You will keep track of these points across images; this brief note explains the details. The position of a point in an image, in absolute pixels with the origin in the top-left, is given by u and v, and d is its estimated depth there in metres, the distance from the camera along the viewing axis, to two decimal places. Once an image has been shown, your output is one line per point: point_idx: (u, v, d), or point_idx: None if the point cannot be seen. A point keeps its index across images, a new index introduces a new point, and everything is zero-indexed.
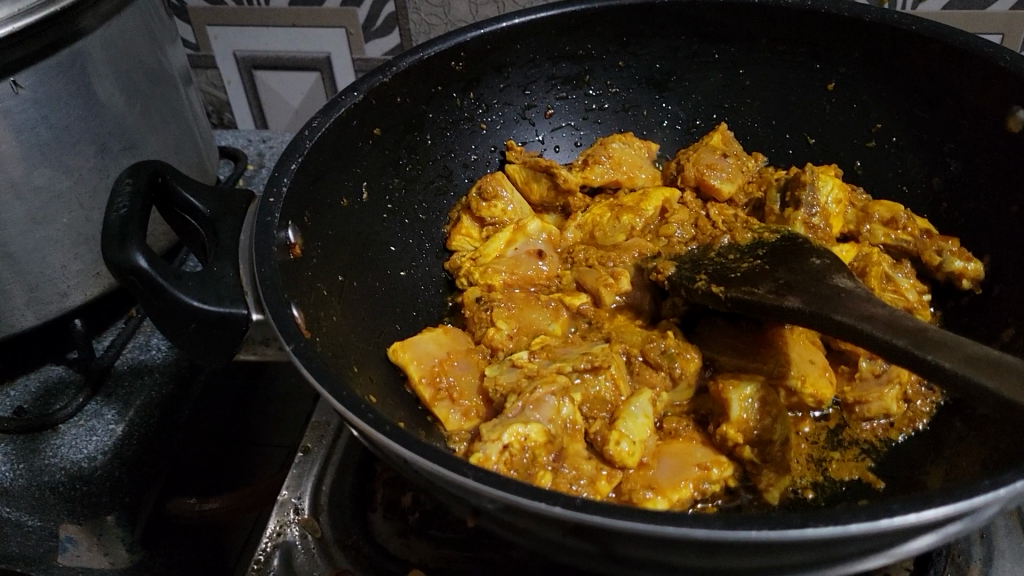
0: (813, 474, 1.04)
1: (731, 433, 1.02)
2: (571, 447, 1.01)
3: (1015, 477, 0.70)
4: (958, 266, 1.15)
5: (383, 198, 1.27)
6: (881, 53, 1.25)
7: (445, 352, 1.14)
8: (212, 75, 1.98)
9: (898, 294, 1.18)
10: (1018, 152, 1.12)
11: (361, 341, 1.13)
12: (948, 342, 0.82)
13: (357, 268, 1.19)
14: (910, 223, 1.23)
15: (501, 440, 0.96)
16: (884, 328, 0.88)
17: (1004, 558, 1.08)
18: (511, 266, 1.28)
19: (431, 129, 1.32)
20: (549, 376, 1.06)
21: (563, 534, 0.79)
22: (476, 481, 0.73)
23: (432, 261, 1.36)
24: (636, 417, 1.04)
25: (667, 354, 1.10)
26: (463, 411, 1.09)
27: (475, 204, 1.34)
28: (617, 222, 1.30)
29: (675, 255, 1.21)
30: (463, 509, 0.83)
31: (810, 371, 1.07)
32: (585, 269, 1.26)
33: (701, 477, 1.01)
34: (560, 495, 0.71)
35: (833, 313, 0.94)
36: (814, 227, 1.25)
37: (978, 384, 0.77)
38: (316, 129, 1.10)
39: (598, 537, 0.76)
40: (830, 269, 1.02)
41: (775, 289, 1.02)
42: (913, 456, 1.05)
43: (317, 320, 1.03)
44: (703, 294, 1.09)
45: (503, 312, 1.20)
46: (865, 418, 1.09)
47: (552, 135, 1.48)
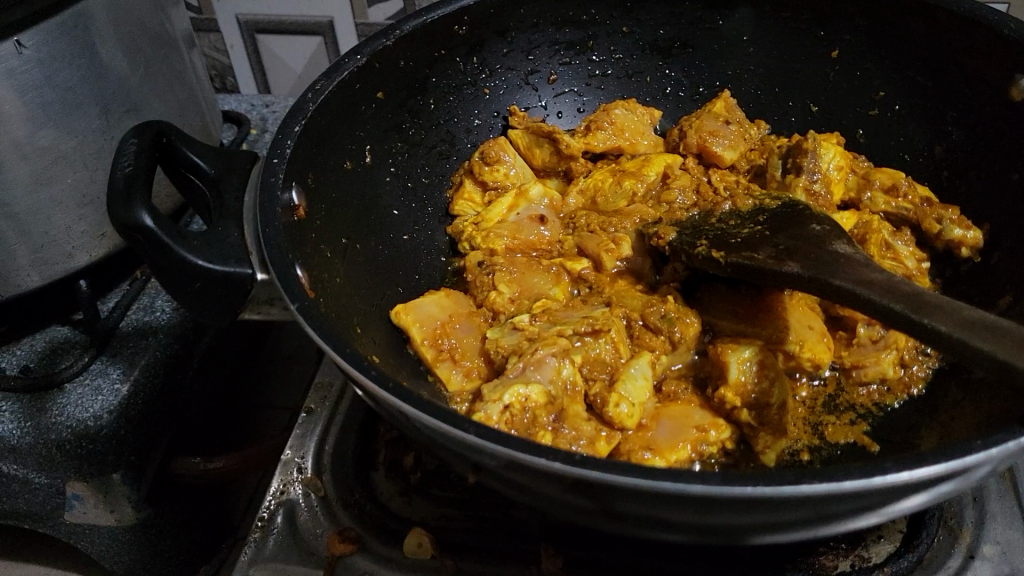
0: (809, 438, 1.05)
1: (729, 396, 1.04)
2: (572, 408, 1.02)
3: (1007, 437, 0.71)
4: (957, 234, 1.16)
5: (386, 162, 1.28)
6: (886, 21, 1.25)
7: (447, 315, 1.15)
8: (214, 39, 1.97)
9: (897, 261, 1.19)
10: (1020, 120, 1.13)
11: (364, 303, 1.14)
12: (945, 306, 0.83)
13: (360, 231, 1.20)
14: (910, 191, 1.23)
15: (502, 400, 0.98)
16: (881, 292, 0.89)
17: (996, 521, 1.10)
18: (512, 231, 1.29)
19: (434, 94, 1.33)
20: (550, 338, 1.07)
21: (562, 490, 0.80)
22: (477, 437, 0.74)
23: (434, 225, 1.36)
24: (635, 379, 1.05)
25: (667, 319, 1.12)
26: (465, 372, 1.11)
27: (477, 168, 1.34)
28: (619, 187, 1.31)
29: (677, 221, 1.22)
30: (464, 466, 0.85)
31: (808, 336, 1.08)
32: (587, 235, 1.26)
33: (699, 439, 1.02)
34: (559, 451, 0.73)
35: (832, 278, 0.95)
36: (816, 195, 1.25)
37: (972, 346, 0.78)
38: (320, 91, 1.10)
39: (597, 493, 0.78)
40: (829, 235, 1.03)
41: (775, 254, 1.03)
42: (908, 420, 1.07)
43: (320, 282, 1.04)
44: (703, 259, 1.10)
45: (505, 277, 1.21)
46: (862, 382, 1.11)
47: (555, 101, 1.48)
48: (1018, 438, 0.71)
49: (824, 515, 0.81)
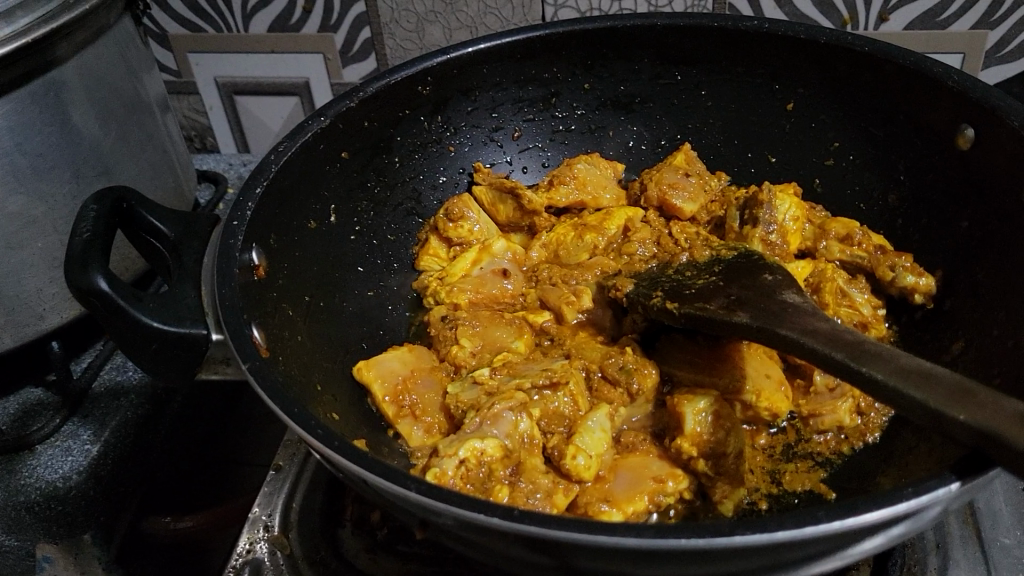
0: (767, 486, 1.06)
1: (685, 446, 1.05)
2: (529, 461, 1.03)
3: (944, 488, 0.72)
4: (911, 281, 1.18)
5: (351, 220, 1.30)
6: (837, 74, 1.28)
7: (409, 370, 1.16)
8: (194, 101, 2.01)
9: (853, 308, 1.20)
10: (968, 168, 1.15)
11: (326, 360, 1.16)
12: (884, 355, 0.85)
13: (324, 289, 1.22)
14: (865, 239, 1.25)
15: (457, 455, 0.99)
16: (825, 341, 0.91)
17: (958, 567, 1.09)
18: (476, 285, 1.31)
19: (399, 152, 1.35)
20: (508, 393, 1.08)
21: (518, 547, 0.81)
22: (418, 494, 0.75)
23: (401, 281, 1.38)
24: (593, 431, 1.07)
25: (624, 370, 1.13)
26: (426, 428, 1.12)
27: (441, 224, 1.36)
28: (580, 240, 1.33)
29: (636, 273, 1.23)
30: (413, 522, 0.85)
31: (766, 386, 1.09)
32: (549, 288, 1.28)
33: (656, 490, 1.03)
34: (498, 506, 0.73)
35: (778, 327, 0.97)
36: (772, 245, 1.26)
37: (906, 394, 0.80)
38: (282, 153, 1.13)
39: (555, 550, 0.78)
40: (780, 285, 1.05)
41: (726, 305, 1.05)
42: (866, 467, 1.07)
43: (280, 339, 1.06)
44: (658, 310, 1.11)
45: (467, 331, 1.22)
46: (819, 430, 1.11)
47: (519, 156, 1.51)
48: (947, 485, 0.71)
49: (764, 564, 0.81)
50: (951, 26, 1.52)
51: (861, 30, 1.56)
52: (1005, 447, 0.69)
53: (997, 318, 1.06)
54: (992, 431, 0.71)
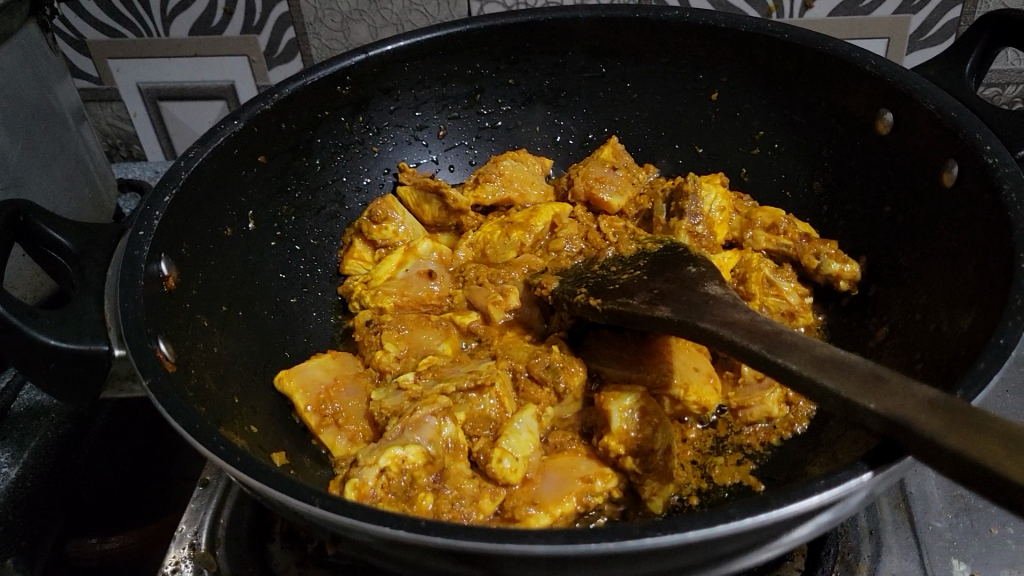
0: (697, 481, 1.05)
1: (612, 445, 1.03)
2: (454, 466, 1.01)
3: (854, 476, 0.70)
4: (835, 269, 1.17)
5: (271, 225, 1.27)
6: (758, 64, 1.27)
7: (332, 378, 1.13)
8: (116, 108, 1.93)
9: (780, 298, 1.19)
10: (888, 153, 1.15)
11: (244, 370, 1.12)
12: (800, 345, 0.84)
13: (242, 298, 1.18)
14: (791, 228, 1.24)
15: (377, 464, 0.96)
16: (744, 333, 0.90)
17: (891, 554, 1.09)
18: (401, 288, 1.27)
19: (319, 154, 1.32)
20: (431, 397, 1.06)
21: (446, 562, 0.76)
22: (322, 508, 0.72)
23: (325, 286, 1.35)
24: (519, 433, 1.04)
25: (551, 369, 1.10)
26: (349, 436, 1.09)
27: (365, 227, 1.33)
28: (507, 238, 1.31)
29: (562, 270, 1.21)
30: (325, 535, 0.83)
31: (693, 379, 1.08)
32: (476, 288, 1.25)
33: (585, 490, 1.01)
34: (405, 517, 0.71)
35: (699, 321, 0.95)
36: (699, 237, 1.25)
37: (820, 384, 0.78)
38: (192, 159, 1.09)
39: (483, 562, 0.73)
40: (703, 277, 1.04)
41: (649, 299, 1.03)
42: (795, 457, 1.07)
43: (193, 352, 1.03)
44: (582, 307, 1.10)
45: (392, 334, 1.19)
46: (748, 422, 1.10)
47: (445, 155, 1.49)
48: (858, 476, 0.70)
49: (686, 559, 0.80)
50: (873, 12, 1.52)
51: (785, 18, 1.56)
52: (916, 434, 0.69)
53: (919, 302, 1.06)
54: (903, 418, 0.70)
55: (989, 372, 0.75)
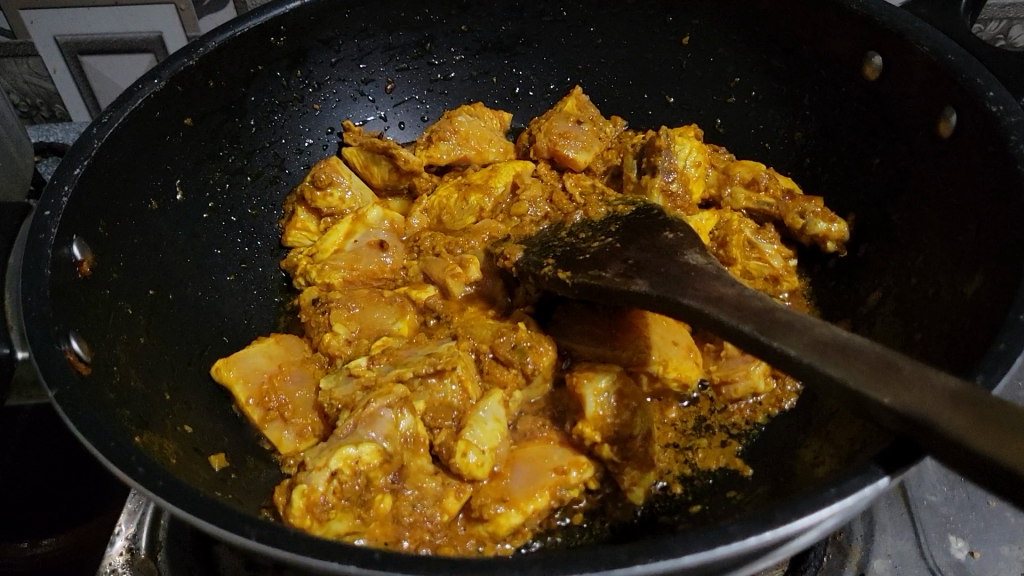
0: (679, 468, 0.97)
1: (587, 432, 0.94)
2: (414, 463, 0.92)
3: (865, 484, 0.62)
4: (822, 228, 1.08)
5: (203, 195, 1.14)
6: (733, 4, 1.16)
7: (275, 366, 1.03)
8: (34, 63, 1.74)
9: (762, 260, 1.10)
10: (878, 100, 1.05)
11: (176, 362, 1.01)
12: (797, 325, 0.74)
13: (172, 279, 1.06)
14: (772, 183, 1.14)
15: (328, 467, 0.86)
16: (731, 311, 0.80)
17: (885, 532, 1.02)
18: (350, 262, 1.16)
19: (254, 113, 1.19)
20: (385, 387, 0.95)
21: None
22: (259, 542, 0.62)
23: (267, 260, 1.23)
24: (484, 422, 0.95)
25: (518, 349, 1.00)
26: (297, 431, 0.99)
27: (309, 194, 1.21)
28: (465, 203, 1.19)
29: (526, 237, 1.10)
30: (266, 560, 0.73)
31: (673, 354, 0.98)
32: (431, 259, 1.14)
33: (559, 483, 0.92)
34: (356, 550, 0.61)
35: (681, 297, 0.85)
36: (673, 196, 1.15)
37: (822, 372, 0.69)
38: (107, 125, 0.96)
39: None
40: (682, 243, 0.94)
41: (623, 272, 0.93)
42: (784, 436, 0.98)
43: (114, 346, 0.91)
44: (550, 281, 0.99)
45: (341, 314, 1.08)
46: (733, 399, 1.02)
47: (395, 111, 1.37)
48: (872, 483, 0.62)
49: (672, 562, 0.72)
50: None
51: None
52: (939, 434, 0.60)
53: (915, 265, 0.98)
54: (922, 416, 0.61)
55: (1011, 354, 0.66)
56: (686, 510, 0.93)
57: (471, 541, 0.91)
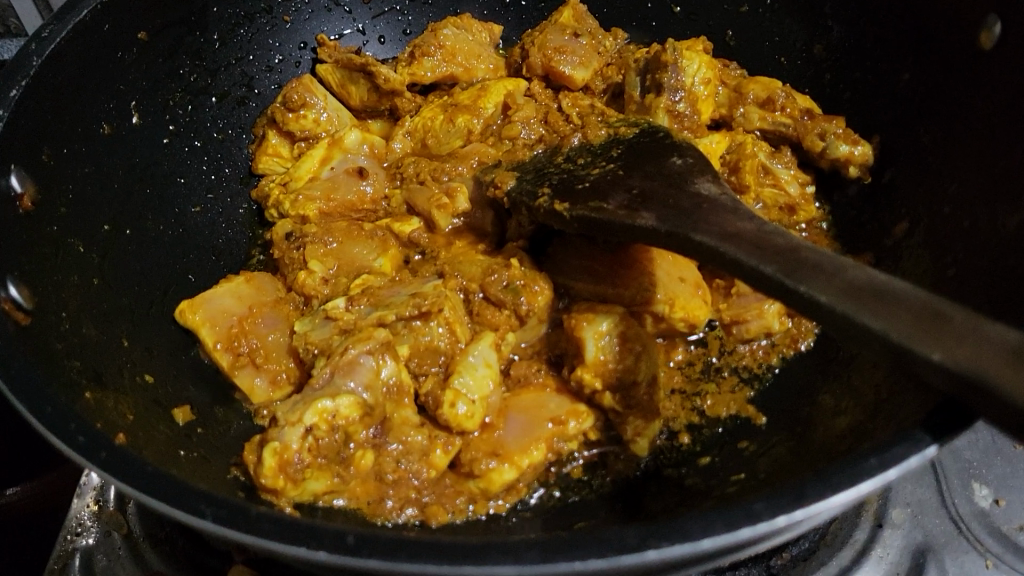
0: (686, 415, 0.90)
1: (586, 379, 0.86)
2: (398, 415, 0.83)
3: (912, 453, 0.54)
4: (845, 152, 0.98)
5: (163, 118, 1.03)
6: None
7: (246, 308, 0.94)
8: None
9: (778, 188, 1.02)
10: (910, 8, 0.94)
11: (136, 304, 0.92)
12: (827, 267, 0.65)
13: (129, 212, 0.96)
14: (789, 102, 1.05)
15: (302, 423, 0.79)
16: (751, 249, 0.71)
17: (904, 479, 0.95)
18: (326, 190, 1.06)
19: (217, 26, 1.07)
20: (365, 331, 0.86)
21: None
22: (215, 525, 0.54)
23: (236, 189, 1.13)
24: (475, 369, 0.87)
25: (510, 289, 0.92)
26: (270, 379, 0.90)
27: (279, 116, 1.11)
28: (451, 125, 1.08)
29: (519, 163, 1.00)
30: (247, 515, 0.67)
31: (679, 292, 0.90)
32: (415, 187, 1.04)
33: (555, 435, 0.85)
34: (327, 533, 0.54)
35: (692, 232, 0.76)
36: (681, 116, 1.05)
37: (858, 323, 0.60)
38: (47, 40, 0.85)
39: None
40: (692, 170, 0.85)
41: (627, 204, 0.84)
42: (800, 380, 0.90)
43: (63, 289, 0.82)
44: (545, 213, 0.90)
45: (317, 250, 0.99)
46: (744, 339, 0.94)
47: (374, 23, 1.25)
48: (918, 453, 0.54)
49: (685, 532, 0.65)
50: None
51: None
52: (1000, 398, 0.52)
53: (948, 192, 0.88)
54: (978, 377, 0.53)
55: None
56: (694, 463, 0.85)
57: (461, 498, 0.82)
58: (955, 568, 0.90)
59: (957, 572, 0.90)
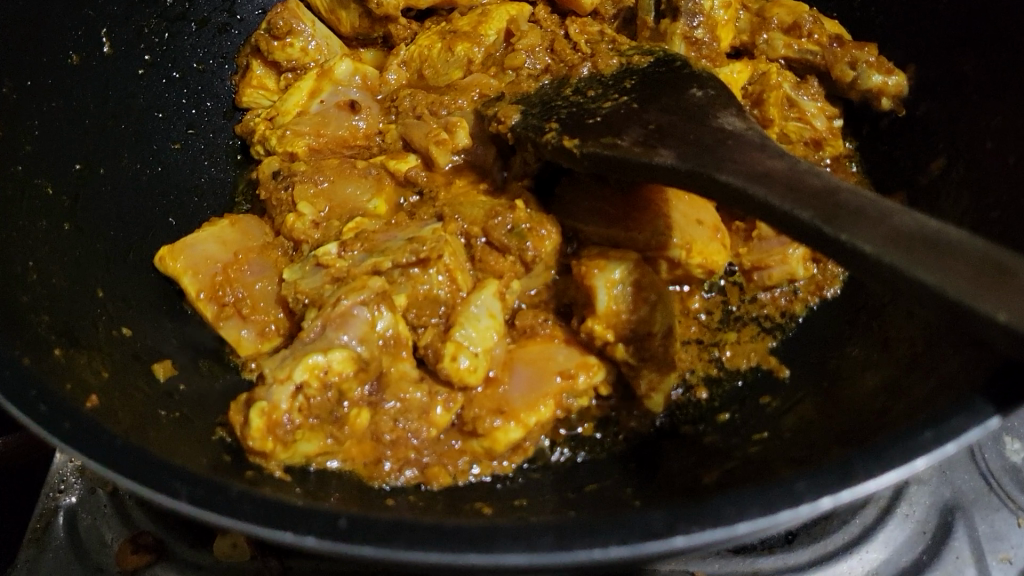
0: (704, 367, 0.84)
1: (598, 330, 0.80)
2: (395, 369, 0.77)
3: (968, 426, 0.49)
4: (878, 82, 0.92)
5: (137, 46, 0.95)
6: None
7: (232, 254, 0.88)
8: None
9: (803, 122, 0.94)
10: None
11: (112, 250, 0.85)
12: (871, 213, 0.58)
13: (103, 150, 0.89)
14: (817, 28, 0.97)
15: (292, 381, 0.73)
16: (782, 190, 0.64)
17: None
18: (315, 125, 0.99)
19: None
20: (359, 280, 0.80)
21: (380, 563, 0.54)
22: (191, 507, 0.49)
23: (220, 124, 1.05)
24: (477, 320, 0.80)
25: (515, 233, 0.85)
26: (258, 330, 0.85)
27: (264, 44, 1.03)
28: (451, 54, 1.00)
29: (523, 95, 0.92)
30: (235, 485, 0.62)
31: (698, 235, 0.83)
32: (412, 121, 0.96)
33: (565, 390, 0.80)
34: (316, 516, 0.48)
35: (716, 172, 0.69)
36: (698, 45, 0.96)
37: (909, 277, 0.53)
38: None
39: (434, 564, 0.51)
40: (714, 103, 0.77)
41: (643, 140, 0.76)
42: (826, 330, 0.84)
43: (30, 236, 0.75)
44: (553, 150, 0.82)
45: (307, 190, 0.92)
46: (765, 286, 0.88)
47: None
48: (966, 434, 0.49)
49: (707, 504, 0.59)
50: None
51: None
52: None
53: (991, 126, 0.80)
54: None
55: None
56: (713, 420, 0.80)
57: (463, 458, 0.77)
58: (986, 527, 0.84)
59: (989, 531, 0.84)
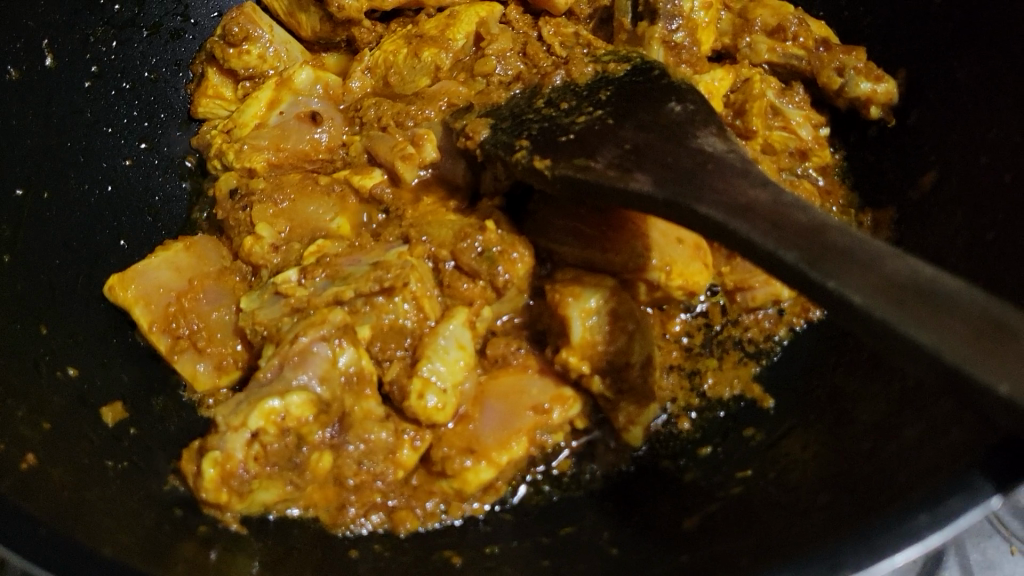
0: (686, 396, 0.80)
1: (572, 362, 0.76)
2: (359, 408, 0.72)
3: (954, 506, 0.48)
4: (866, 90, 0.87)
5: (83, 56, 0.89)
6: None
7: (186, 282, 0.83)
8: None
9: (789, 132, 0.90)
10: None
11: (60, 281, 0.80)
12: (859, 258, 0.54)
13: (48, 172, 0.83)
14: (802, 31, 0.92)
15: (247, 428, 0.68)
16: (764, 225, 0.59)
17: None
18: (275, 139, 0.94)
19: None
20: (319, 313, 0.75)
21: None
22: None
23: (175, 137, 0.99)
24: (446, 352, 0.75)
25: (484, 257, 0.80)
26: (215, 363, 0.81)
27: (219, 51, 0.98)
28: (417, 60, 0.95)
29: (493, 106, 0.86)
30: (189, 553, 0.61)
31: (677, 255, 0.79)
32: (377, 134, 0.91)
33: (538, 425, 0.76)
34: None
35: (695, 203, 0.64)
36: (679, 48, 0.91)
37: (900, 335, 0.49)
38: None
39: None
40: (693, 120, 0.73)
41: (618, 162, 0.71)
42: (812, 355, 0.80)
43: None
44: (524, 171, 0.78)
45: (266, 210, 0.87)
46: (749, 308, 0.84)
47: None
48: (937, 531, 0.47)
49: (685, 568, 0.56)
50: None
51: None
52: None
53: (986, 140, 0.76)
54: None
55: None
56: (694, 454, 0.77)
57: (432, 500, 0.74)
58: (978, 556, 0.81)
59: (980, 560, 0.81)
